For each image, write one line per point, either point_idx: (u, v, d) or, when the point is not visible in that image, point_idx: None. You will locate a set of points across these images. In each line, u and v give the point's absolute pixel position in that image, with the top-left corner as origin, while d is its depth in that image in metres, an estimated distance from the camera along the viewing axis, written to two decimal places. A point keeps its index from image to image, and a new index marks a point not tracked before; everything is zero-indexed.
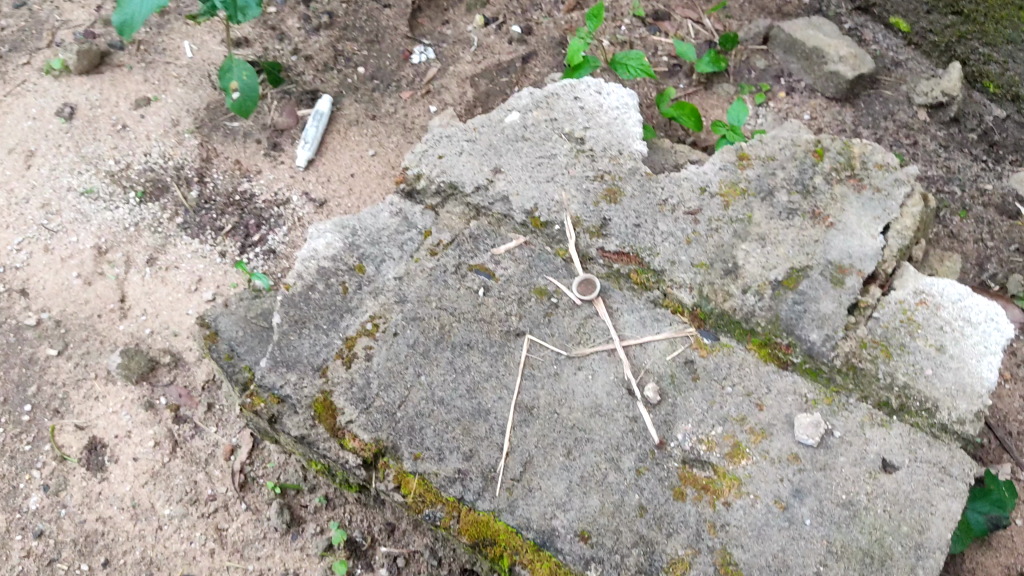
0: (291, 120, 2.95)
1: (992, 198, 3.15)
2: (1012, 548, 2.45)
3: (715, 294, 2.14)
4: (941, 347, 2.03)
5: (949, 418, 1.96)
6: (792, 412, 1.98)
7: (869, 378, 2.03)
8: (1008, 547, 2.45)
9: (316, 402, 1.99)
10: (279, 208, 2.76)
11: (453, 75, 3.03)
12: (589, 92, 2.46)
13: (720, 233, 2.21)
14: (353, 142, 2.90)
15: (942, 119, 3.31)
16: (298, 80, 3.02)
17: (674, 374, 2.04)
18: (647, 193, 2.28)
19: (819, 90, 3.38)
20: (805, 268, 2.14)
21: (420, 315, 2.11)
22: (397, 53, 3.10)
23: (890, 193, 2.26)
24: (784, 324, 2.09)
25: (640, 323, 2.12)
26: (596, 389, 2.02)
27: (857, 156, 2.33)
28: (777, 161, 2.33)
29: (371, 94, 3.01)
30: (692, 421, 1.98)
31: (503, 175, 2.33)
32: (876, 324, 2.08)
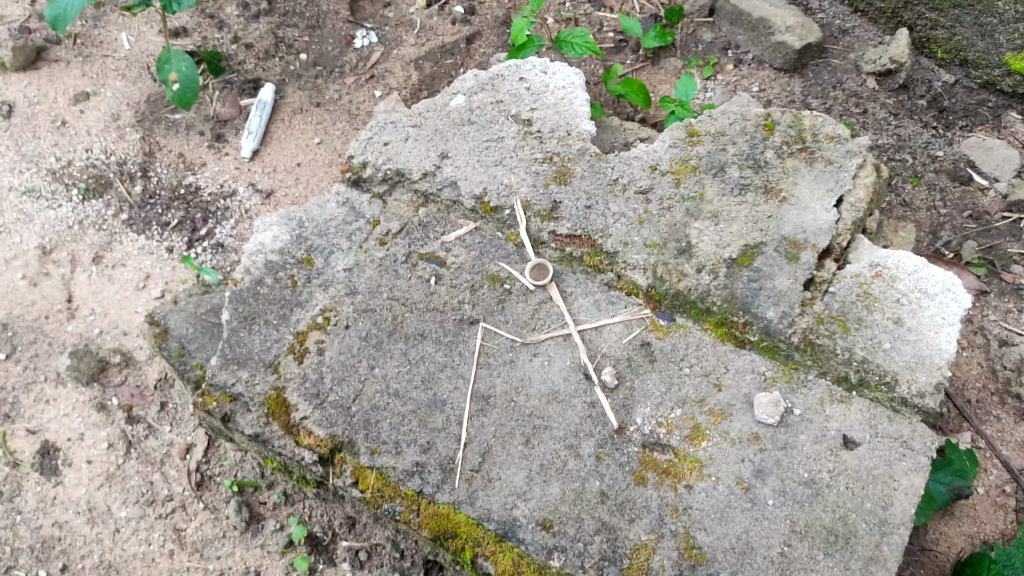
0: (234, 110, 2.88)
1: (943, 164, 3.16)
2: (974, 517, 2.49)
3: (670, 274, 2.12)
4: (898, 320, 2.03)
5: (909, 391, 1.96)
6: (751, 392, 1.99)
7: (827, 354, 2.03)
8: (970, 517, 2.49)
9: (269, 399, 1.95)
10: (226, 200, 2.70)
11: (397, 58, 2.99)
12: (534, 73, 2.43)
13: (672, 212, 2.19)
14: (298, 131, 2.84)
15: (891, 86, 3.32)
16: (239, 68, 2.94)
17: (632, 358, 2.03)
18: (597, 173, 2.25)
19: (767, 61, 3.37)
20: (759, 245, 2.13)
21: (372, 306, 2.07)
22: (340, 39, 3.04)
23: (842, 164, 2.22)
24: (741, 303, 2.08)
25: (595, 306, 2.10)
26: (553, 374, 1.99)
27: (808, 128, 2.30)
28: (727, 136, 2.31)
29: (314, 81, 2.94)
30: (651, 404, 1.97)
31: (451, 159, 2.29)
32: (833, 299, 2.08)
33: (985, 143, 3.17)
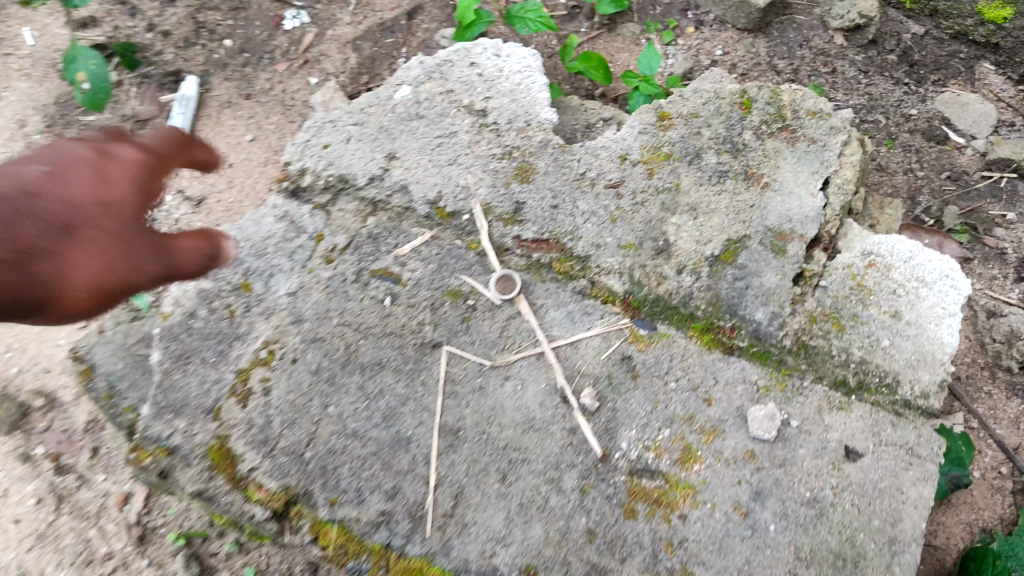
0: (154, 107, 2.63)
1: (917, 123, 3.01)
2: (971, 503, 2.40)
3: (648, 278, 1.95)
4: (897, 314, 1.89)
5: (911, 393, 1.83)
6: (743, 405, 1.84)
7: (822, 356, 1.88)
8: (967, 503, 2.40)
9: (211, 450, 1.77)
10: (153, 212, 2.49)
11: (333, 39, 2.75)
12: (486, 56, 2.22)
13: (646, 207, 2.01)
14: (227, 128, 2.61)
15: (859, 42, 3.13)
16: (157, 60, 2.69)
17: (612, 375, 1.86)
18: (562, 167, 2.06)
19: (730, 22, 3.15)
20: (744, 239, 1.96)
21: (321, 335, 1.86)
22: (267, 20, 2.79)
23: (826, 143, 2.06)
24: (726, 305, 1.92)
25: (568, 319, 1.92)
26: (528, 401, 1.82)
27: (788, 104, 2.12)
28: (701, 117, 2.12)
29: (242, 70, 2.71)
30: (636, 426, 1.82)
31: (399, 160, 2.08)
32: (825, 294, 1.92)
33: (960, 99, 3.04)
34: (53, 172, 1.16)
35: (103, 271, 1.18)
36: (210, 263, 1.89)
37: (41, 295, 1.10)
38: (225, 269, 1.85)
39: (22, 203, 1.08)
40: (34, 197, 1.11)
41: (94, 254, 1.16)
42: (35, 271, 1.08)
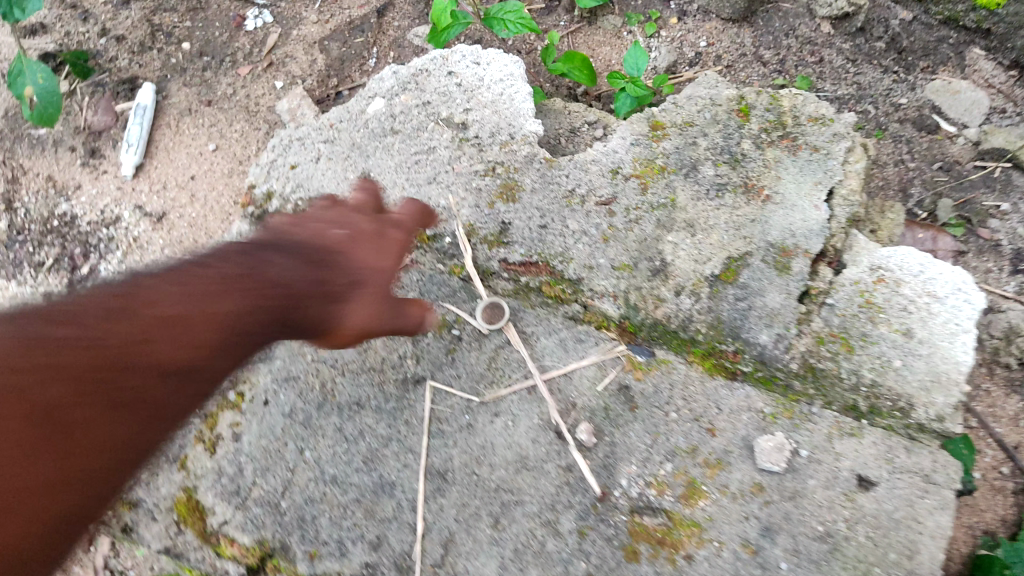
0: (109, 117, 2.48)
1: (907, 113, 2.83)
2: (973, 506, 2.19)
3: (644, 301, 1.88)
4: (908, 332, 1.79)
5: (926, 416, 1.74)
6: (749, 435, 1.74)
7: (832, 380, 1.79)
8: (968, 506, 2.20)
9: (179, 503, 1.76)
10: (109, 229, 2.35)
11: (298, 40, 2.61)
12: (465, 64, 2.19)
13: (641, 225, 1.93)
14: (189, 137, 2.46)
15: (847, 30, 2.94)
16: (111, 66, 2.55)
17: (609, 408, 1.78)
18: (549, 184, 1.99)
19: (715, 11, 3.01)
20: (744, 256, 1.89)
21: (293, 374, 1.81)
22: (227, 21, 2.64)
23: (829, 151, 2.00)
24: (727, 328, 1.84)
25: (560, 347, 1.85)
26: (519, 438, 1.74)
27: (788, 110, 2.08)
28: (696, 126, 2.07)
29: (202, 75, 2.55)
30: (636, 461, 1.73)
31: (374, 180, 2.03)
32: (832, 313, 1.84)
33: (951, 86, 2.84)
34: (348, 236, 1.38)
35: (376, 319, 1.35)
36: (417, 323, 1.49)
37: (318, 332, 1.31)
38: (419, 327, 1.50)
39: (324, 262, 1.31)
40: (335, 256, 1.33)
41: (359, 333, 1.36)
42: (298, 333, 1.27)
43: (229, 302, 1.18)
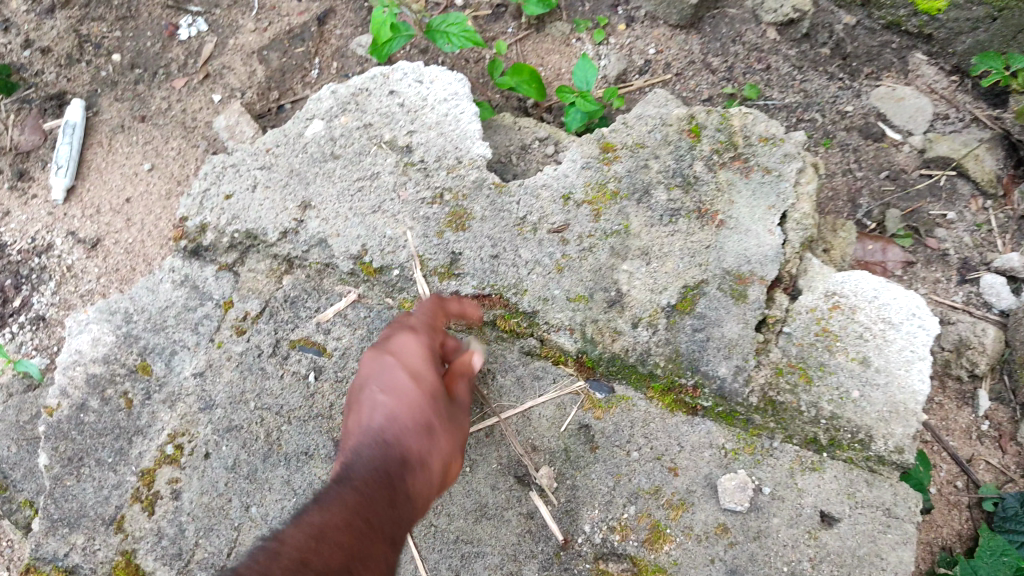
0: (37, 137, 2.41)
1: (854, 120, 2.79)
2: (930, 521, 2.22)
3: (601, 334, 1.80)
4: (864, 361, 1.74)
5: (886, 448, 1.69)
6: (712, 473, 1.71)
7: (791, 413, 1.75)
8: (925, 521, 2.21)
9: (117, 567, 1.66)
10: (40, 257, 2.28)
11: (235, 49, 2.50)
12: (407, 82, 2.02)
13: (595, 253, 1.84)
14: (121, 156, 2.37)
15: (793, 36, 2.89)
16: (36, 81, 2.47)
17: (569, 449, 1.74)
18: (499, 212, 1.88)
19: (662, 17, 2.93)
20: (700, 284, 1.81)
21: (234, 424, 1.73)
22: (159, 30, 2.52)
23: (781, 172, 1.88)
24: (686, 360, 1.77)
25: (518, 386, 1.80)
26: (477, 484, 1.73)
27: (738, 130, 1.93)
28: (647, 147, 1.95)
29: (134, 88, 2.45)
30: (599, 505, 1.70)
31: (314, 210, 1.91)
32: (789, 342, 1.79)
33: (896, 94, 2.81)
34: (384, 394, 1.51)
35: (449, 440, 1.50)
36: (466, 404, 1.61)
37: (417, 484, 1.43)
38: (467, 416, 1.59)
39: (386, 438, 1.45)
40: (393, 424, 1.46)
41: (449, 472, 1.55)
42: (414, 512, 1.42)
43: (331, 519, 1.26)
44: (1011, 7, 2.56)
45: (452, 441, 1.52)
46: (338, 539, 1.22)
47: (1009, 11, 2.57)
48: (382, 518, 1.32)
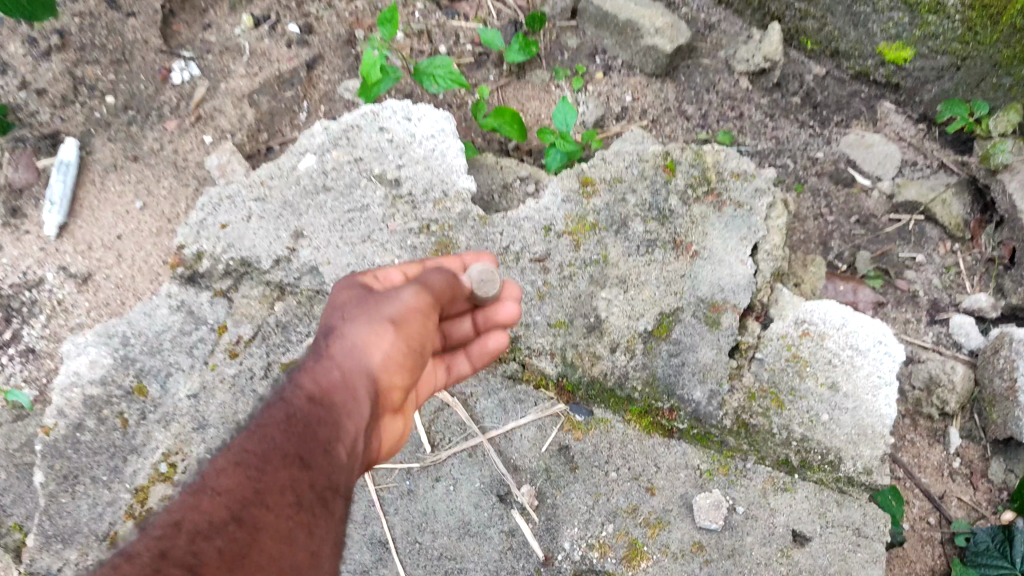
0: (31, 174, 2.45)
1: (824, 166, 2.90)
2: (903, 558, 2.34)
3: (580, 358, 1.87)
4: (834, 386, 1.85)
5: (854, 469, 1.80)
6: (688, 493, 1.77)
7: (764, 436, 1.83)
8: (899, 558, 2.34)
9: None
10: (32, 291, 2.32)
11: (227, 93, 2.58)
12: (395, 119, 2.11)
13: (575, 281, 1.92)
14: (114, 193, 2.42)
15: (764, 85, 2.98)
16: (31, 121, 2.48)
17: (549, 469, 1.79)
18: (484, 242, 1.97)
19: (638, 67, 2.96)
20: (675, 312, 1.89)
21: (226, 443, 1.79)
22: (152, 74, 2.57)
23: (752, 206, 1.99)
24: (663, 385, 1.85)
25: (500, 409, 1.85)
26: (461, 502, 1.76)
27: (711, 166, 2.03)
28: (624, 182, 2.03)
29: (127, 129, 2.50)
30: (578, 523, 1.74)
31: (306, 240, 1.98)
32: (761, 368, 1.87)
33: (865, 140, 2.92)
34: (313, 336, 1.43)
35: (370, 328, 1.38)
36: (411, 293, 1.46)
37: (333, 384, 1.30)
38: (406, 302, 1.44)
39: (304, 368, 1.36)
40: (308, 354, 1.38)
41: (405, 352, 1.40)
42: (333, 449, 1.22)
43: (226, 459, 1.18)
44: (973, 55, 2.71)
45: (371, 324, 1.38)
46: (218, 482, 1.10)
47: (971, 59, 2.72)
48: (280, 443, 1.17)
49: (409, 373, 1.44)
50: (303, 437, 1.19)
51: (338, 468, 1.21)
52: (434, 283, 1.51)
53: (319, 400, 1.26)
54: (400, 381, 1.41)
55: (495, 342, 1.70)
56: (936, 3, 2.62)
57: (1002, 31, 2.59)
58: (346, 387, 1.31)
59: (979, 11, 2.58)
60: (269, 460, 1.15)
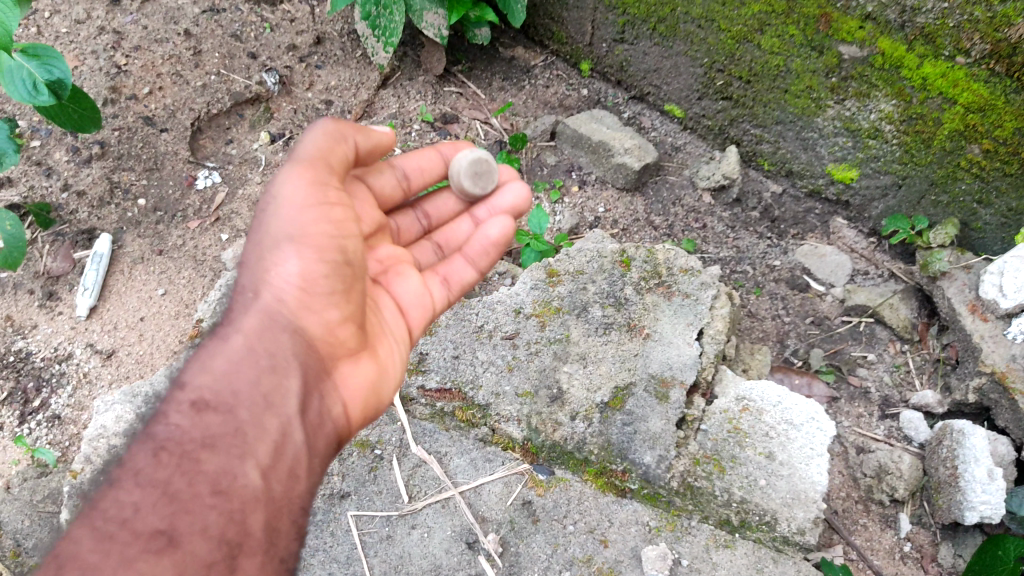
0: (67, 264, 2.69)
1: (781, 273, 3.18)
2: None
3: (544, 424, 2.11)
4: (771, 455, 2.08)
5: (789, 529, 1.98)
6: (637, 545, 1.96)
7: (707, 497, 2.02)
8: None
9: None
10: (61, 364, 2.50)
11: (242, 199, 2.91)
12: None
13: (540, 356, 2.21)
14: (140, 282, 2.68)
15: (726, 200, 3.32)
16: (70, 218, 2.76)
17: (514, 520, 2.00)
18: (462, 322, 2.30)
19: (610, 181, 3.29)
20: (629, 385, 2.15)
21: None
22: (180, 180, 2.90)
23: (698, 297, 2.32)
24: (616, 449, 2.07)
25: (471, 466, 2.09)
26: (433, 548, 1.95)
27: (662, 262, 2.39)
28: (585, 274, 2.36)
29: (155, 228, 2.79)
30: (538, 569, 1.93)
31: None
32: (706, 437, 2.11)
33: (819, 250, 3.22)
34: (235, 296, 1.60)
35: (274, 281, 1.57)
36: (306, 205, 1.58)
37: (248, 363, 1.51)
38: (302, 219, 1.57)
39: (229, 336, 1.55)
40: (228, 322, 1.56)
41: (314, 269, 1.57)
42: (228, 469, 1.36)
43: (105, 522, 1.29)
44: (912, 175, 2.98)
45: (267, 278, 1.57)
46: None
47: (911, 179, 2.99)
48: (145, 516, 1.25)
49: (340, 281, 1.61)
50: (172, 500, 1.28)
51: (239, 482, 1.35)
52: (308, 153, 1.62)
53: (207, 407, 1.42)
54: (331, 310, 1.60)
55: (499, 233, 2.00)
56: (874, 128, 2.96)
57: (935, 154, 2.87)
58: (253, 363, 1.51)
59: (913, 136, 2.88)
60: (114, 556, 1.19)
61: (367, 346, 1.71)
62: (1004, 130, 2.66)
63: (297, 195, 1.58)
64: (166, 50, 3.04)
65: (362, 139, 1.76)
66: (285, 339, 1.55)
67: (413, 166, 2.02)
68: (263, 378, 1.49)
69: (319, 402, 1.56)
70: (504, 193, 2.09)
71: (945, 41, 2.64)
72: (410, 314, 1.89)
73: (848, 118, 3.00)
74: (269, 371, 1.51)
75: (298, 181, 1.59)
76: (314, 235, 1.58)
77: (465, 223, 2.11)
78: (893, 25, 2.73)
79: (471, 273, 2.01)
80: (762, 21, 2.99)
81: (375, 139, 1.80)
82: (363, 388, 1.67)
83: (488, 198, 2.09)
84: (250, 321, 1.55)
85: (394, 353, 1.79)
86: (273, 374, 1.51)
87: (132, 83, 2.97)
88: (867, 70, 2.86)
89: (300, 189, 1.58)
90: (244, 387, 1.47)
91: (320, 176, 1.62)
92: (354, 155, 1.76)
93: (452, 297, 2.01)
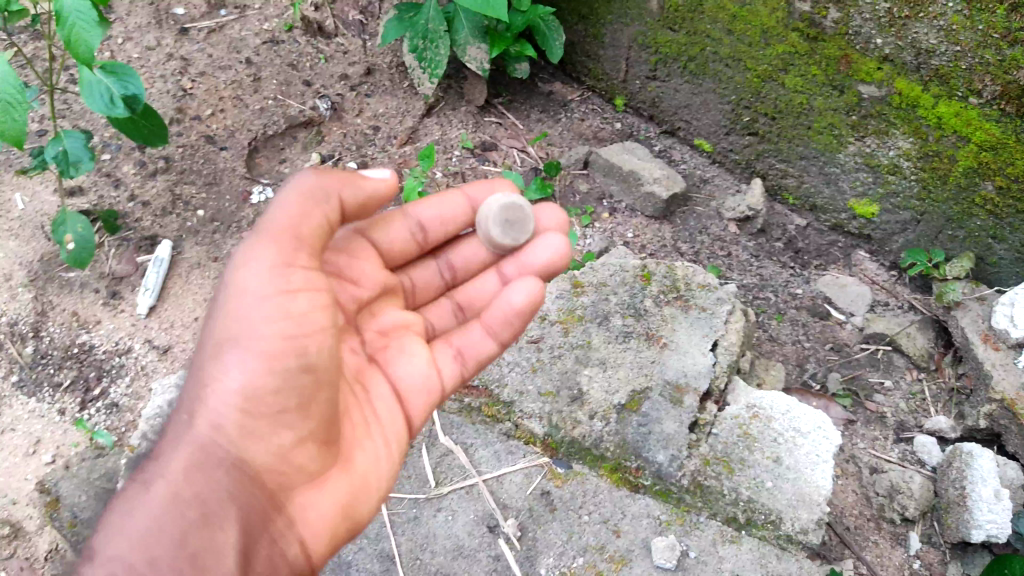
0: (130, 267, 2.89)
1: (803, 301, 3.27)
2: None
3: (564, 422, 2.26)
4: (778, 459, 2.18)
5: (793, 528, 2.08)
6: (648, 537, 2.08)
7: (716, 495, 2.13)
8: None
9: None
10: (121, 357, 2.70)
11: None
12: None
13: (563, 359, 2.38)
14: (195, 287, 2.85)
15: (750, 231, 3.45)
16: (135, 226, 2.97)
17: (533, 508, 2.15)
18: None
19: (639, 210, 3.45)
20: (645, 390, 2.29)
21: None
22: (237, 195, 3.08)
23: (714, 311, 2.47)
24: (631, 447, 2.20)
25: (495, 457, 2.26)
26: (457, 530, 2.12)
27: (681, 278, 2.56)
28: (608, 287, 2.55)
29: (212, 236, 2.98)
30: (553, 554, 2.07)
31: None
32: (717, 441, 2.21)
33: (840, 281, 3.32)
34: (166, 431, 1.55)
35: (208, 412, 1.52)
36: (267, 297, 1.55)
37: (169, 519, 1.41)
38: (257, 318, 1.54)
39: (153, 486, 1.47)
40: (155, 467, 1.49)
41: (260, 389, 1.53)
42: None
43: None
44: (930, 211, 3.10)
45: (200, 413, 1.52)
46: None
47: (928, 215, 3.11)
48: None
49: (294, 395, 1.55)
50: None
51: None
52: (274, 230, 1.59)
53: None
54: (276, 436, 1.55)
55: (525, 298, 1.94)
56: (893, 164, 3.09)
57: (951, 190, 3.00)
58: (180, 522, 1.41)
59: (930, 172, 3.02)
60: None
61: (338, 460, 1.66)
62: (1016, 168, 2.79)
63: (256, 283, 1.56)
64: (229, 76, 3.32)
65: (349, 191, 1.73)
66: (221, 477, 1.50)
67: (435, 217, 2.06)
68: (192, 534, 1.40)
69: (264, 547, 1.52)
70: (537, 250, 2.06)
71: (958, 82, 2.80)
72: (411, 400, 1.87)
73: (869, 154, 3.14)
74: (197, 525, 1.42)
75: (259, 265, 1.56)
76: (267, 339, 1.53)
77: (491, 279, 2.13)
78: (909, 66, 2.88)
79: (489, 345, 2.01)
80: (785, 61, 3.17)
81: (366, 190, 1.77)
82: (329, 515, 1.62)
83: (520, 254, 2.08)
84: (181, 459, 1.49)
85: (377, 460, 1.74)
86: (203, 527, 1.43)
87: (196, 105, 3.23)
88: (885, 108, 3.01)
89: (261, 280, 1.56)
90: (166, 550, 1.37)
91: (286, 251, 1.59)
92: (344, 211, 1.75)
93: (467, 371, 2.00)
